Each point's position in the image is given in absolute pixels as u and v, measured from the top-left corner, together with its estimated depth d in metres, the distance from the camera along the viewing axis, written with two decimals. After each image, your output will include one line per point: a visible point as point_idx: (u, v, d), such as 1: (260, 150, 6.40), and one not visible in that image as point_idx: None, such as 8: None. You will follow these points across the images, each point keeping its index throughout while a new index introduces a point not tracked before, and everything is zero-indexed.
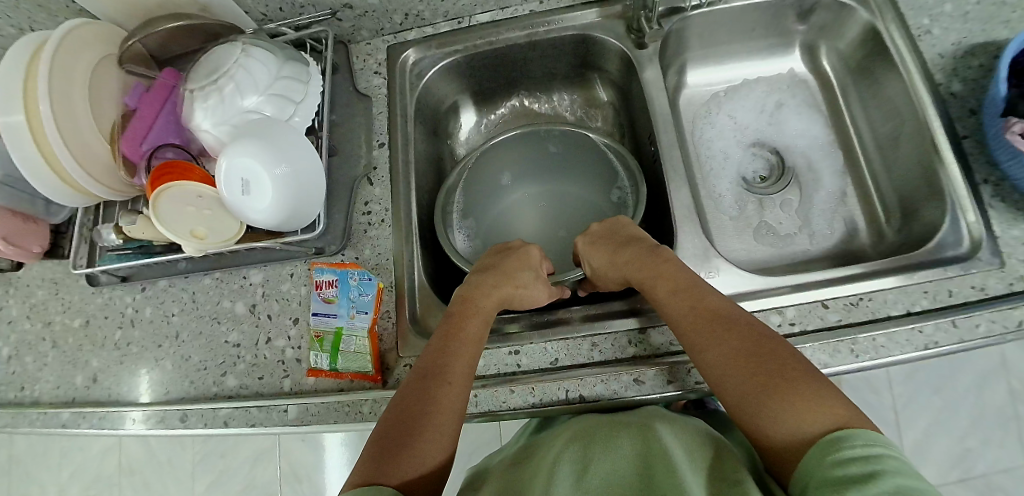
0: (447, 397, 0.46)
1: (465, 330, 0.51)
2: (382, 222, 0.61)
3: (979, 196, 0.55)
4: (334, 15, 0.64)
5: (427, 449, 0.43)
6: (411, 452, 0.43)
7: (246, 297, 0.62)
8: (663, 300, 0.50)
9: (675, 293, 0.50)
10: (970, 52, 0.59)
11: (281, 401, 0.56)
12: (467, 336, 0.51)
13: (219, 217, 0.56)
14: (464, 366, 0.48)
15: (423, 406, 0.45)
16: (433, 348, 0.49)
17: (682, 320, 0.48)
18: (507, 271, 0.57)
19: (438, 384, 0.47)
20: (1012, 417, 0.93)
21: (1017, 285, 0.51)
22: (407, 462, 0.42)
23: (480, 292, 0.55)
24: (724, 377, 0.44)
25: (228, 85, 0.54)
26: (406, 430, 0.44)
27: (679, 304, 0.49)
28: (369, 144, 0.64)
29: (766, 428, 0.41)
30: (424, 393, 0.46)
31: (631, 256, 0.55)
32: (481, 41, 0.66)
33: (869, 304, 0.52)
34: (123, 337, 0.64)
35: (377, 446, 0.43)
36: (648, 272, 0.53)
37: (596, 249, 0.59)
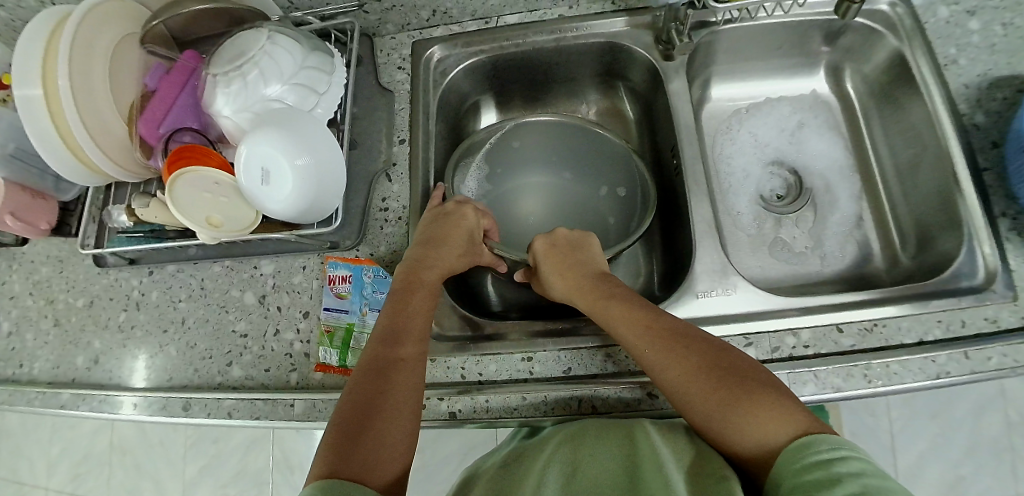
0: (406, 387, 0.46)
1: (415, 313, 0.51)
2: (398, 218, 0.60)
3: (996, 229, 0.55)
4: (361, 7, 0.64)
5: (396, 449, 0.43)
6: (370, 438, 0.42)
7: (256, 287, 0.61)
8: (617, 320, 0.51)
9: (629, 312, 0.50)
10: (995, 85, 0.59)
11: (287, 395, 0.55)
12: (417, 319, 0.51)
13: (234, 205, 0.55)
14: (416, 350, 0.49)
15: (383, 398, 0.45)
16: (386, 336, 0.49)
17: (638, 341, 0.48)
18: (456, 241, 0.57)
19: (394, 372, 0.46)
20: (1006, 448, 0.93)
21: None
22: (366, 449, 0.41)
23: (424, 266, 0.54)
24: (682, 395, 0.45)
25: (252, 72, 0.53)
26: (364, 418, 0.43)
27: (634, 322, 0.49)
28: (390, 140, 0.63)
29: (734, 439, 0.41)
30: (381, 381, 0.46)
31: (587, 276, 0.56)
32: (507, 42, 0.65)
33: (883, 330, 0.53)
34: (126, 319, 0.63)
35: (336, 441, 0.42)
36: (604, 292, 0.54)
37: (552, 257, 0.59)
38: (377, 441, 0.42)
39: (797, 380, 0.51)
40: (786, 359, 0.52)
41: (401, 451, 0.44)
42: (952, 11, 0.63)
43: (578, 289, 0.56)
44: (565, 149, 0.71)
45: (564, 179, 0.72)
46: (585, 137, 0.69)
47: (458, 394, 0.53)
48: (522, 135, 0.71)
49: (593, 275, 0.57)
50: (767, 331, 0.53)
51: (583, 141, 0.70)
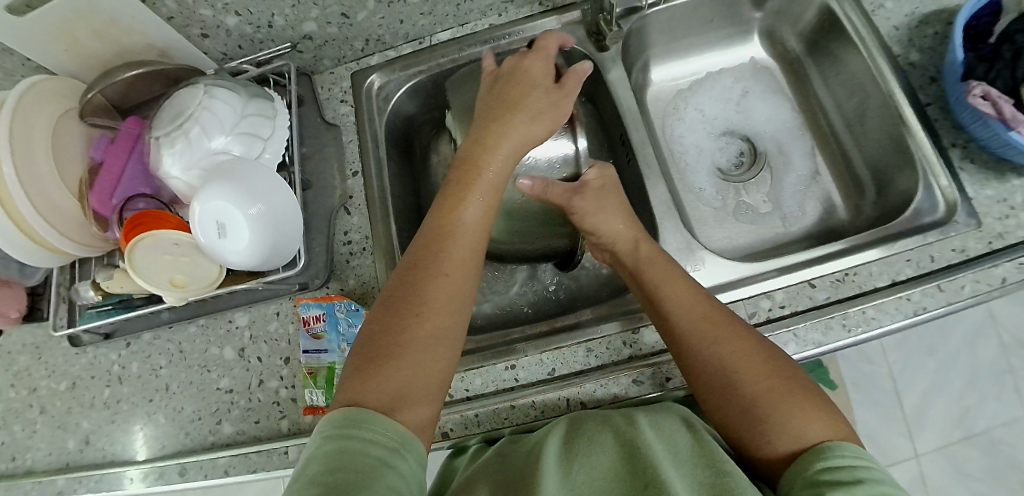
0: (447, 316, 0.45)
1: (465, 234, 0.48)
2: (363, 250, 0.60)
3: (948, 161, 0.56)
4: (294, 48, 0.63)
5: (430, 380, 0.43)
6: (404, 367, 0.42)
7: (233, 341, 0.60)
8: (675, 292, 0.49)
9: (690, 290, 0.49)
10: (922, 22, 0.61)
11: (280, 443, 0.55)
12: (467, 240, 0.48)
13: (196, 263, 0.54)
14: (462, 285, 0.47)
15: (425, 322, 0.44)
16: (428, 249, 0.47)
17: (697, 315, 0.47)
18: (520, 103, 0.54)
19: (439, 294, 0.45)
20: (1005, 371, 0.95)
21: (996, 243, 0.52)
22: (399, 376, 0.41)
23: (489, 161, 0.51)
24: (734, 373, 0.43)
25: (194, 128, 0.54)
26: (398, 343, 0.43)
27: (689, 303, 0.48)
28: (343, 174, 0.62)
29: (770, 430, 0.40)
30: (422, 306, 0.44)
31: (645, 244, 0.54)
32: (444, 59, 0.65)
33: (854, 279, 0.53)
34: (109, 396, 0.62)
35: (366, 361, 0.42)
36: (658, 262, 0.52)
37: (609, 193, 0.57)
38: (412, 369, 0.42)
39: (779, 343, 0.51)
40: (764, 323, 0.52)
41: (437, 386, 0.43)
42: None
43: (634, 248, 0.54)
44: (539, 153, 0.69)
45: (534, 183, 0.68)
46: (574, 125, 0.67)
47: (447, 413, 0.53)
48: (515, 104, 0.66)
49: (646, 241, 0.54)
50: (742, 298, 0.54)
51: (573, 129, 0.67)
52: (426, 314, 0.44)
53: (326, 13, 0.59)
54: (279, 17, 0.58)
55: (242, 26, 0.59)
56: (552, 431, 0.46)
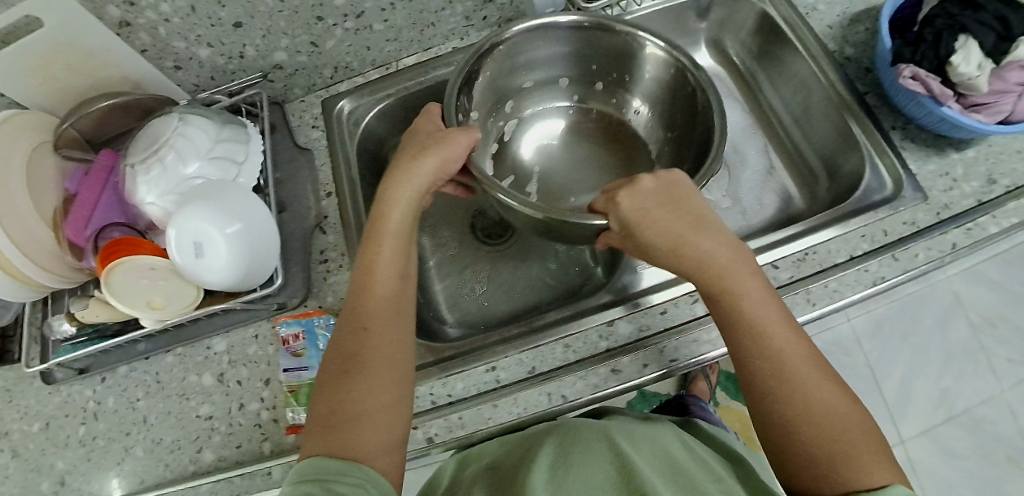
0: (383, 361, 0.46)
1: (382, 275, 0.50)
2: (340, 266, 0.61)
3: (893, 141, 0.61)
4: (265, 77, 0.66)
5: (383, 423, 0.44)
6: (357, 422, 0.43)
7: (212, 367, 0.60)
8: (766, 315, 0.43)
9: (775, 316, 0.43)
10: (854, 20, 0.66)
11: (262, 465, 0.55)
12: (386, 283, 0.50)
13: (175, 286, 0.55)
14: (390, 331, 0.48)
15: (364, 379, 0.45)
16: (351, 310, 0.49)
17: (783, 346, 0.42)
18: (412, 145, 0.54)
19: (366, 347, 0.47)
20: (977, 349, 0.98)
21: (943, 213, 0.57)
22: (355, 428, 0.43)
23: (386, 209, 0.52)
24: (809, 414, 0.39)
25: (169, 155, 0.55)
26: (347, 395, 0.44)
27: (779, 337, 0.42)
28: (317, 195, 0.64)
29: (833, 477, 0.37)
30: (363, 359, 0.46)
31: (729, 249, 0.46)
32: (411, 82, 0.69)
33: (814, 258, 0.55)
34: (83, 434, 0.59)
35: (324, 420, 0.44)
36: (732, 277, 0.44)
37: (671, 182, 0.48)
38: (360, 418, 0.43)
39: None
40: None
41: (393, 427, 0.45)
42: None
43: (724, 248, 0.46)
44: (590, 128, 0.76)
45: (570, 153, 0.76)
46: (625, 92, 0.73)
47: (431, 419, 0.53)
48: (596, 62, 0.71)
49: (726, 248, 0.46)
50: None
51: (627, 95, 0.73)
52: (367, 364, 0.46)
53: (296, 41, 0.62)
54: (250, 47, 0.61)
55: (215, 58, 0.62)
56: (545, 443, 0.48)
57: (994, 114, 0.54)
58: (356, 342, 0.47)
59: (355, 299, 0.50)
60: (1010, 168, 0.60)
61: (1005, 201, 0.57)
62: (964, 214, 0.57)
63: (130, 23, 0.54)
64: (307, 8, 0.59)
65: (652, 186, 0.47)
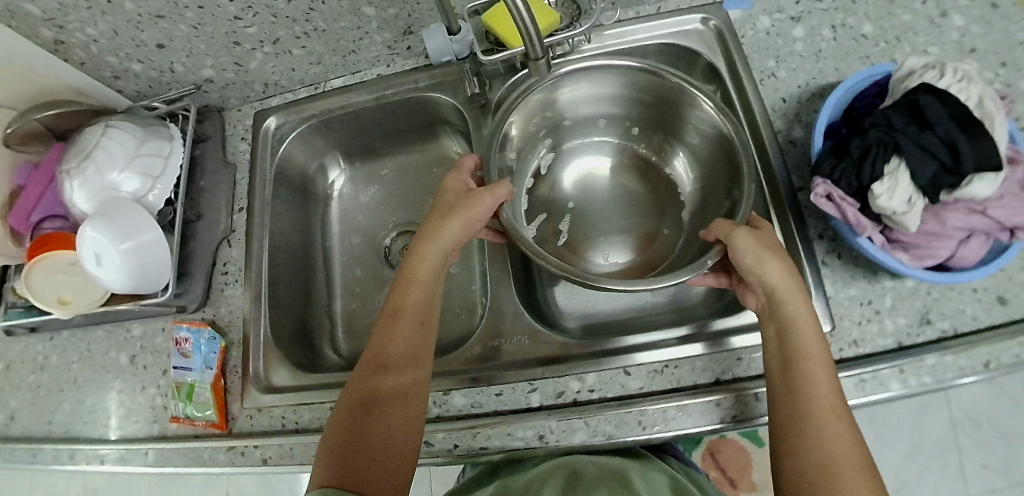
0: (401, 400, 0.49)
1: (406, 315, 0.53)
2: (235, 281, 0.66)
3: (815, 253, 0.53)
4: (199, 89, 0.69)
5: (394, 466, 0.46)
6: (365, 467, 0.45)
7: (128, 349, 0.69)
8: (828, 417, 0.43)
9: (835, 416, 0.43)
10: (817, 94, 0.58)
11: (144, 445, 0.63)
12: (409, 321, 0.53)
13: (85, 284, 0.62)
14: (413, 368, 0.50)
15: (382, 415, 0.47)
16: (375, 346, 0.52)
17: (843, 454, 0.42)
18: (448, 205, 0.55)
19: (387, 386, 0.49)
20: (953, 449, 0.87)
21: (848, 349, 0.50)
22: (370, 469, 0.45)
23: (421, 256, 0.54)
24: None
25: (89, 166, 0.60)
26: (362, 430, 0.47)
27: (825, 383, 0.44)
28: (230, 209, 0.69)
29: None
30: (377, 401, 0.48)
31: (814, 331, 0.46)
32: (333, 106, 0.70)
33: (674, 371, 0.51)
34: (33, 381, 0.72)
35: (336, 451, 0.46)
36: (818, 358, 0.45)
37: (772, 243, 0.48)
38: (380, 452, 0.46)
39: (570, 427, 0.51)
40: (569, 404, 0.52)
41: (405, 464, 0.47)
42: (773, 21, 0.62)
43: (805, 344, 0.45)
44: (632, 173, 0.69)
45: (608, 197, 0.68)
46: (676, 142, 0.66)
47: (269, 443, 0.57)
48: (635, 100, 0.64)
49: (809, 332, 0.46)
50: (553, 374, 0.53)
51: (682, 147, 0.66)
52: (395, 403, 0.48)
53: (220, 62, 0.65)
54: (177, 64, 0.64)
55: (149, 71, 0.66)
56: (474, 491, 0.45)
57: (921, 257, 0.44)
58: (376, 374, 0.50)
59: (372, 348, 0.52)
60: (953, 308, 0.50)
61: (929, 350, 0.49)
62: (874, 357, 0.49)
63: (64, 42, 0.59)
64: (222, 35, 0.60)
65: (751, 238, 0.47)
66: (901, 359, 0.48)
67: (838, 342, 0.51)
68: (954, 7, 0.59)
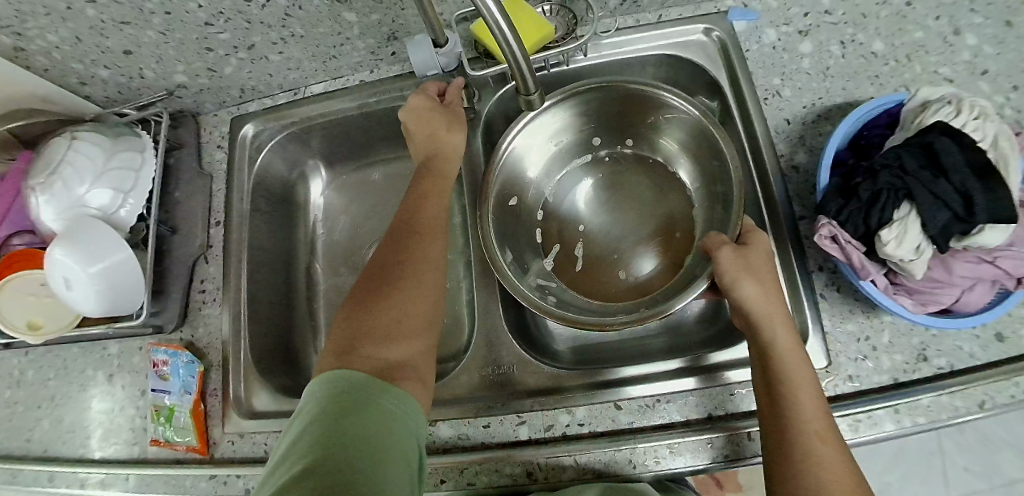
0: (420, 287, 0.48)
1: (432, 199, 0.53)
2: (214, 299, 0.64)
3: (813, 286, 0.52)
4: (171, 94, 0.65)
5: (413, 346, 0.45)
6: (377, 336, 0.44)
7: (105, 367, 0.66)
8: (812, 434, 0.40)
9: (824, 439, 0.40)
10: (823, 116, 0.56)
11: (125, 468, 0.61)
12: (434, 203, 0.53)
13: (55, 306, 0.60)
14: (432, 255, 0.50)
15: (401, 303, 0.46)
16: (394, 244, 0.51)
17: (833, 472, 0.39)
18: (443, 123, 0.55)
19: (409, 268, 0.48)
20: None
21: (843, 387, 0.49)
22: (384, 331, 0.45)
23: (441, 138, 0.55)
24: None
25: (57, 183, 0.57)
26: (378, 310, 0.46)
27: (812, 409, 0.41)
28: (206, 223, 0.66)
29: None
30: (394, 282, 0.47)
31: (795, 351, 0.44)
32: (315, 113, 0.66)
33: (665, 407, 0.50)
34: (8, 397, 0.69)
35: (355, 319, 0.46)
36: (805, 379, 0.43)
37: (759, 268, 0.47)
38: (393, 328, 0.45)
39: (559, 464, 0.50)
40: (559, 438, 0.51)
41: (419, 351, 0.46)
42: (780, 34, 0.59)
43: (788, 358, 0.43)
44: (634, 175, 0.65)
45: (615, 204, 0.64)
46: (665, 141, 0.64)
47: (251, 472, 0.56)
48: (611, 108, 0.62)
49: (792, 350, 0.43)
50: (543, 408, 0.52)
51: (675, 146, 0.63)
52: (407, 286, 0.47)
53: (192, 68, 0.60)
54: (147, 70, 0.60)
55: (116, 77, 0.61)
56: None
57: (925, 303, 0.44)
58: (397, 274, 0.48)
59: (408, 213, 0.52)
60: (950, 344, 0.49)
61: (924, 390, 0.48)
62: (869, 395, 0.49)
63: (23, 49, 0.54)
64: (193, 41, 0.56)
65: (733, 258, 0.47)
66: (896, 399, 0.48)
67: (833, 379, 0.50)
68: (967, 24, 0.57)
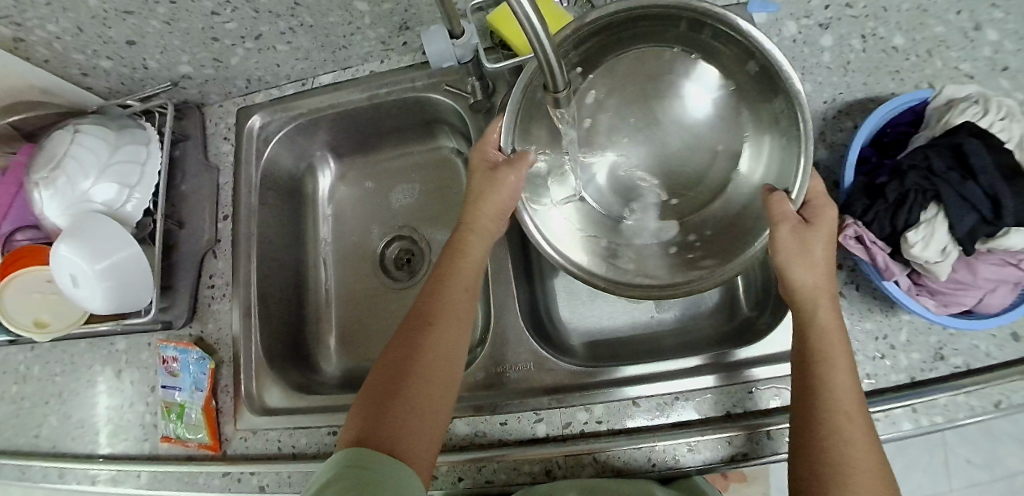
0: (440, 364, 0.45)
1: (466, 261, 0.49)
2: (224, 294, 0.63)
3: None
4: (176, 85, 0.63)
5: (425, 428, 0.43)
6: (397, 415, 0.42)
7: (113, 362, 0.66)
8: (835, 408, 0.39)
9: (852, 416, 0.39)
10: (842, 112, 0.56)
11: (136, 466, 0.61)
12: (466, 273, 0.49)
13: (62, 302, 0.59)
14: (453, 327, 0.47)
15: (416, 380, 0.44)
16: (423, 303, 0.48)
17: (853, 446, 0.38)
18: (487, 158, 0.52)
19: (427, 346, 0.45)
20: None
21: (860, 385, 0.50)
22: (399, 416, 0.42)
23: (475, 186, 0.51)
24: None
25: (60, 178, 0.55)
26: (398, 381, 0.44)
27: (844, 392, 0.40)
28: (215, 217, 0.65)
29: None
30: (410, 355, 0.45)
31: (833, 320, 0.42)
32: (323, 104, 0.64)
33: (683, 405, 0.50)
34: (15, 392, 0.69)
35: (377, 394, 0.44)
36: (837, 353, 0.41)
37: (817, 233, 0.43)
38: (409, 411, 0.42)
39: (578, 462, 0.50)
40: (577, 435, 0.51)
41: (430, 432, 0.43)
42: (799, 27, 0.59)
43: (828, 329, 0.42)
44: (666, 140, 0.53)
45: None
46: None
47: (267, 470, 0.56)
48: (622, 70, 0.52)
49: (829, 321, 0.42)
50: (561, 406, 0.52)
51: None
52: (423, 362, 0.45)
53: (197, 58, 0.59)
54: (151, 61, 0.58)
55: (119, 68, 0.59)
56: None
57: (947, 304, 0.45)
58: (412, 351, 0.45)
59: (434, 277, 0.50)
60: (967, 343, 0.49)
61: (940, 389, 0.48)
62: (887, 395, 0.49)
63: (23, 40, 0.52)
64: (198, 31, 0.54)
65: (791, 237, 0.43)
66: (913, 398, 0.48)
67: None
68: (988, 19, 0.56)
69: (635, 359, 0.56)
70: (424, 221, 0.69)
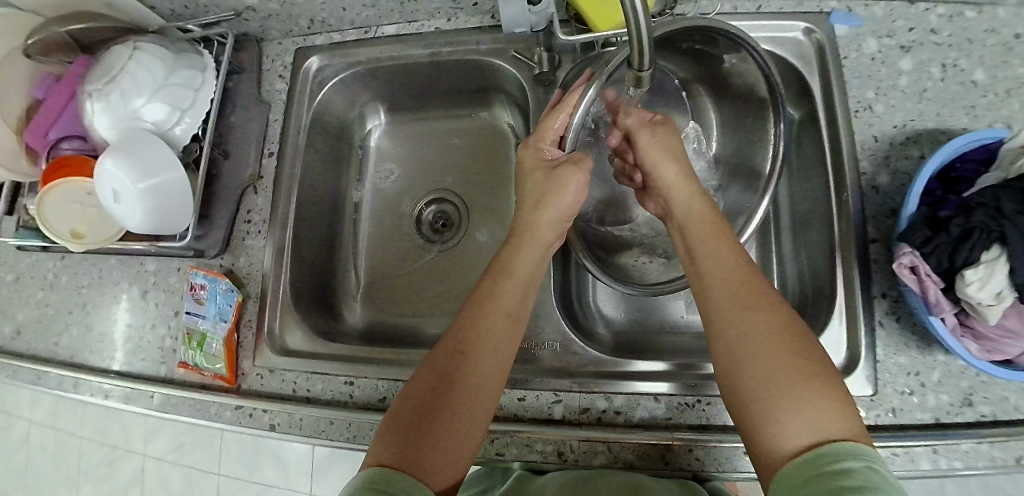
0: (478, 384, 0.41)
1: (514, 277, 0.46)
2: (258, 231, 0.63)
3: (872, 311, 0.51)
4: (239, 16, 0.63)
5: (456, 454, 0.39)
6: (431, 440, 0.38)
7: (140, 283, 0.66)
8: (708, 269, 0.41)
9: (726, 277, 0.40)
10: (912, 139, 0.54)
11: (150, 387, 0.62)
12: (514, 286, 0.46)
13: (99, 217, 0.60)
14: (493, 344, 0.43)
15: (451, 403, 0.40)
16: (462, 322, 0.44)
17: (720, 297, 0.40)
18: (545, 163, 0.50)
19: (463, 372, 0.41)
20: None
21: (885, 417, 0.49)
22: (433, 440, 0.38)
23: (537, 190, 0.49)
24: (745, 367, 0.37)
25: (113, 92, 0.55)
26: (433, 402, 0.40)
27: (723, 258, 0.42)
28: (259, 153, 0.65)
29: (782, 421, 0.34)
30: (449, 373, 0.41)
31: (684, 197, 0.46)
32: (383, 56, 0.63)
33: (704, 409, 0.49)
34: (42, 298, 0.70)
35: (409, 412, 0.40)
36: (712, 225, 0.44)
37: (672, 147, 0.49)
38: (444, 432, 0.39)
39: (590, 449, 0.50)
40: (592, 422, 0.51)
41: (460, 456, 0.39)
42: (881, 46, 0.57)
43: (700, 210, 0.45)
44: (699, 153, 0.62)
45: None
46: (720, 103, 0.61)
47: (280, 409, 0.56)
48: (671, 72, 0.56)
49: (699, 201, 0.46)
50: (581, 391, 0.51)
51: (731, 107, 0.60)
52: (461, 382, 0.41)
53: None
54: None
55: None
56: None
57: (990, 350, 0.44)
58: (452, 369, 0.41)
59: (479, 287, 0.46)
60: (1001, 393, 0.48)
61: (967, 435, 0.47)
62: (912, 431, 0.48)
63: None
64: None
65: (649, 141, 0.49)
66: (937, 439, 0.47)
67: (875, 407, 0.49)
68: None
69: (659, 357, 0.56)
70: (464, 188, 0.69)
